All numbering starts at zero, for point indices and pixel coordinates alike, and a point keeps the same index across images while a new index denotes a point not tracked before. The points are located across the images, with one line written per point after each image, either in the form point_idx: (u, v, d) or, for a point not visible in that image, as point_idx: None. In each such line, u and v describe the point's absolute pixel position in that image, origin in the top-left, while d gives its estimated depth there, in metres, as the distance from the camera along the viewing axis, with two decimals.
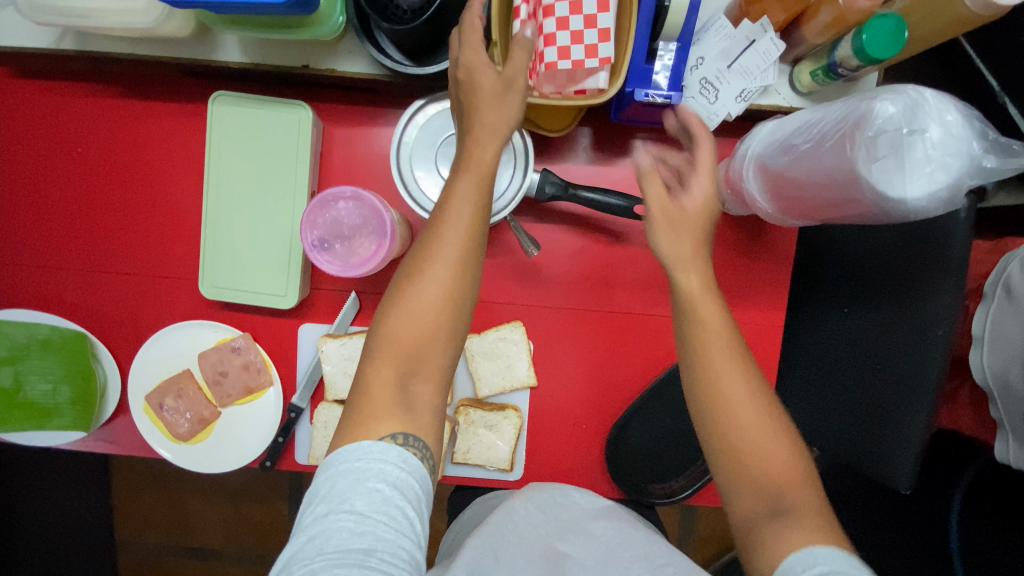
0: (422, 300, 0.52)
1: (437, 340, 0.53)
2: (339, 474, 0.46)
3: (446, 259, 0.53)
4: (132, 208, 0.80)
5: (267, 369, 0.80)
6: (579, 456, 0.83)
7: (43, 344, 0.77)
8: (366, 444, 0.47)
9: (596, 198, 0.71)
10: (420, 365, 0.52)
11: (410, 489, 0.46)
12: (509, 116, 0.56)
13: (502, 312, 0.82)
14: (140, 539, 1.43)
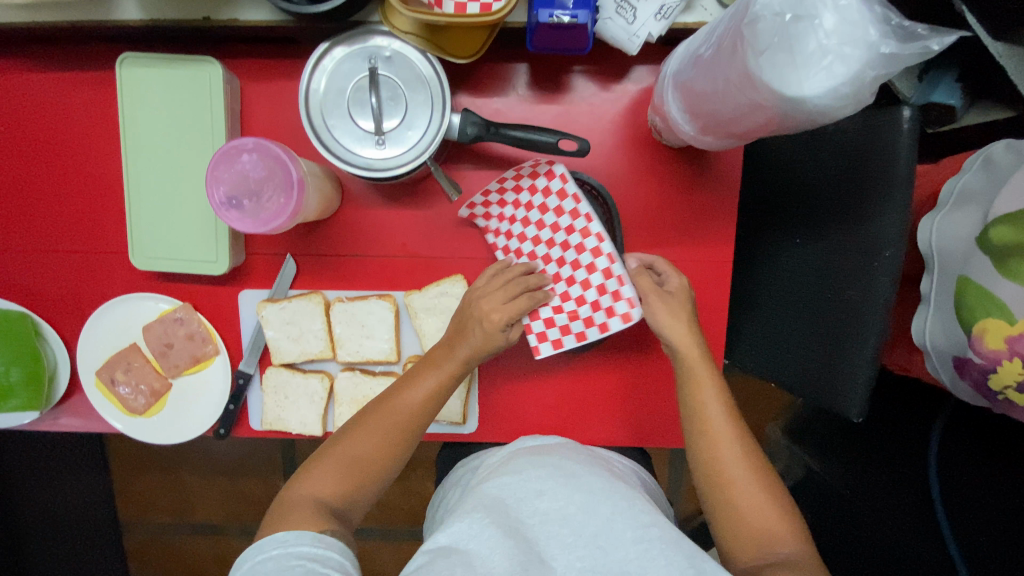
0: (365, 442, 0.62)
1: (362, 483, 0.60)
2: (259, 562, 0.48)
3: (387, 428, 0.63)
4: (63, 184, 0.79)
5: (211, 338, 0.80)
6: (532, 406, 0.83)
7: None
8: (282, 535, 0.50)
9: (521, 134, 0.66)
10: (344, 506, 0.58)
11: (331, 559, 0.49)
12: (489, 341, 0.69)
13: (443, 265, 0.79)
14: (144, 520, 1.40)
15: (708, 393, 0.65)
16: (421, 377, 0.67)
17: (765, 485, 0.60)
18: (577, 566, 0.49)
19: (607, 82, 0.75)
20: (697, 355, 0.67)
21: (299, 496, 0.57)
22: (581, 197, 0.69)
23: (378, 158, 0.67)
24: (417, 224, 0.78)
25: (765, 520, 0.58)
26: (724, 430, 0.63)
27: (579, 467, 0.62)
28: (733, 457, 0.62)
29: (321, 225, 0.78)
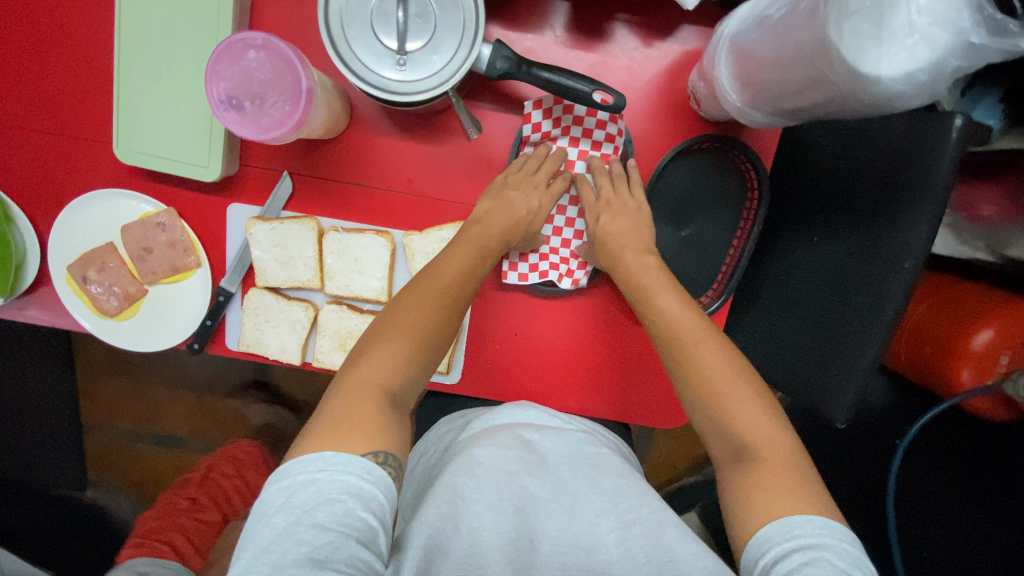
0: (406, 315, 0.60)
1: (425, 342, 0.59)
2: (298, 485, 0.46)
3: (433, 304, 0.61)
4: (49, 57, 0.72)
5: (194, 250, 0.76)
6: (517, 369, 0.80)
7: None
8: (327, 456, 0.47)
9: (552, 77, 0.61)
10: (395, 389, 0.55)
11: (373, 500, 0.46)
12: (518, 216, 0.70)
13: (447, 208, 0.75)
14: (108, 424, 1.35)
15: (668, 302, 0.64)
16: (458, 248, 0.66)
17: (741, 378, 0.57)
18: (559, 557, 0.53)
19: (653, 37, 0.70)
20: (641, 268, 0.67)
21: (361, 379, 0.54)
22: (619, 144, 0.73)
23: (396, 80, 0.62)
24: (428, 161, 0.74)
25: (745, 415, 0.55)
26: (691, 341, 0.60)
27: (564, 444, 0.65)
28: (713, 366, 0.58)
29: (326, 146, 0.74)
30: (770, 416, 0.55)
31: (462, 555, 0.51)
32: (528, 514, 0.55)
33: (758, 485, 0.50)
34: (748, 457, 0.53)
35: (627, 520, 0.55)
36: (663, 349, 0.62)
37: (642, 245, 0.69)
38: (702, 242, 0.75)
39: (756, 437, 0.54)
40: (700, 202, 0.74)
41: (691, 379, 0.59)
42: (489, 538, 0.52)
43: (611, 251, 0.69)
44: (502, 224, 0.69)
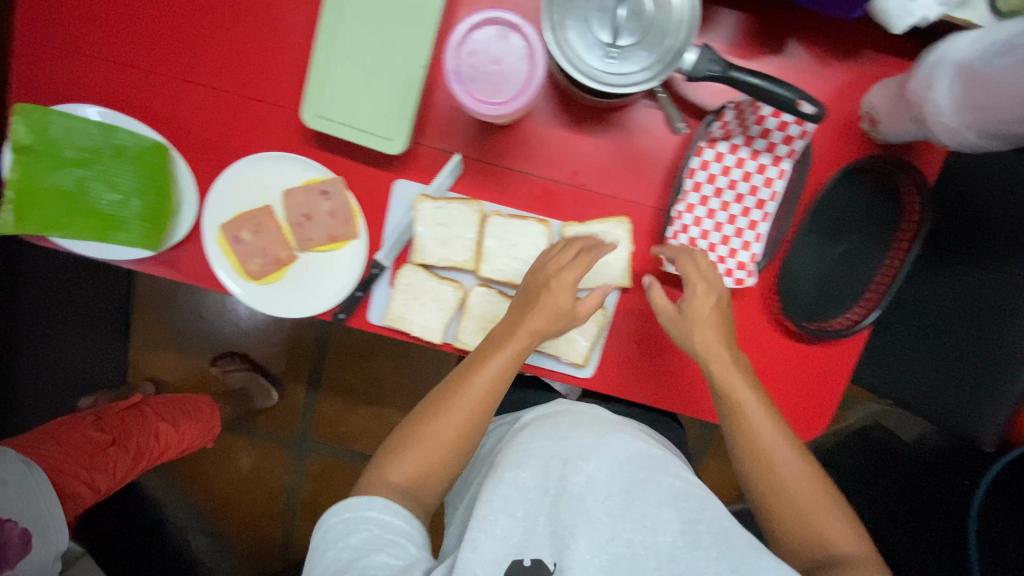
0: (479, 386, 0.66)
1: (478, 406, 0.66)
2: (330, 524, 0.60)
3: (478, 385, 0.66)
4: (244, 22, 0.75)
5: (355, 220, 0.77)
6: (651, 371, 0.81)
7: (125, 151, 0.74)
8: (363, 501, 0.61)
9: (757, 83, 0.63)
10: (457, 442, 0.66)
11: (399, 528, 0.60)
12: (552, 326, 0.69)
13: (607, 203, 0.77)
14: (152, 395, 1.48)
15: (747, 396, 0.67)
16: (523, 322, 0.68)
17: (802, 465, 0.65)
18: (622, 535, 0.60)
19: (833, 58, 0.71)
20: (716, 326, 0.69)
21: (434, 436, 0.65)
22: (795, 153, 0.72)
23: (604, 72, 0.64)
24: (596, 156, 0.76)
25: (828, 524, 0.62)
26: (772, 448, 0.65)
27: (618, 443, 0.68)
28: (788, 470, 0.65)
29: (496, 133, 0.76)
30: (837, 509, 0.63)
31: (511, 540, 0.60)
32: (570, 506, 0.61)
33: (806, 527, 0.63)
34: (829, 561, 0.60)
35: (694, 517, 0.60)
36: (729, 424, 0.68)
37: (724, 330, 0.70)
38: (855, 259, 0.77)
39: (848, 548, 0.61)
40: (855, 219, 0.77)
41: (767, 483, 0.65)
42: (532, 529, 0.62)
43: (693, 338, 0.69)
44: (546, 319, 0.68)
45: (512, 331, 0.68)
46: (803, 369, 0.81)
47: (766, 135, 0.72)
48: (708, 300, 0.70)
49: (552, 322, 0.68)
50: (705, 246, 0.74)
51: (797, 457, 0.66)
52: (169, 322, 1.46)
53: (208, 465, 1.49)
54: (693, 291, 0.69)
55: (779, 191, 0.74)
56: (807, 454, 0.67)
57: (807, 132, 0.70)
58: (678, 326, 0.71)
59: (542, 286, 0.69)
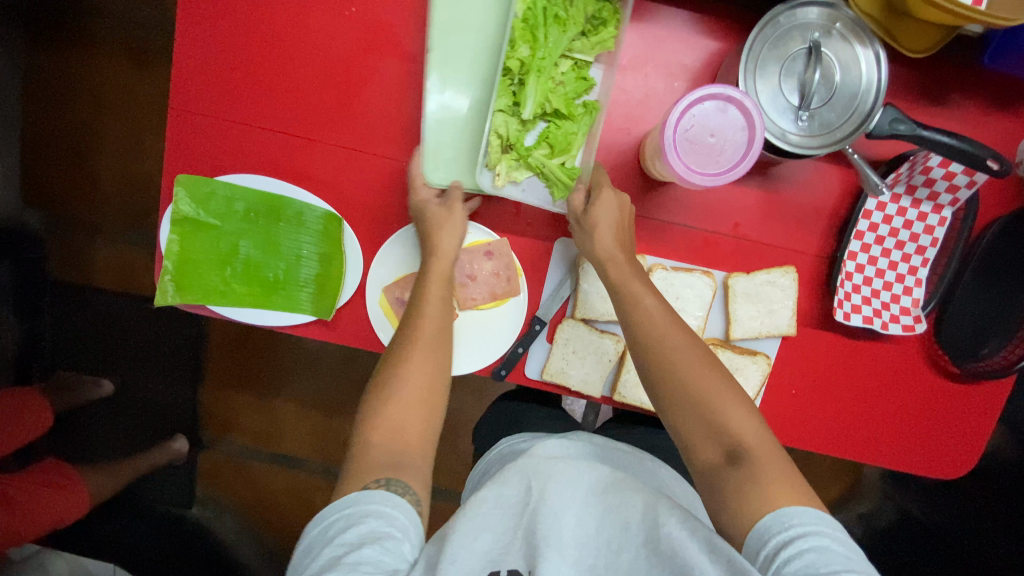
0: (415, 360, 0.68)
1: (433, 351, 0.69)
2: (331, 520, 0.56)
3: (422, 344, 0.69)
4: (406, 88, 0.76)
5: (517, 277, 0.78)
6: (808, 414, 0.82)
7: (297, 218, 0.77)
8: (351, 496, 0.57)
9: (944, 141, 0.64)
10: (409, 433, 0.64)
11: (399, 522, 0.55)
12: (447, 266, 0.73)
13: (768, 252, 0.78)
14: (228, 440, 1.44)
15: (649, 299, 0.69)
16: (431, 283, 0.72)
17: (723, 384, 0.64)
18: (587, 563, 0.54)
19: (993, 109, 0.73)
20: (630, 275, 0.70)
21: (381, 427, 0.64)
22: (959, 203, 0.74)
23: (795, 133, 0.65)
24: (758, 207, 0.77)
25: (742, 427, 0.62)
26: (682, 368, 0.65)
27: (585, 470, 0.63)
28: (693, 376, 0.65)
29: (659, 189, 0.76)
30: (759, 424, 0.63)
31: (489, 551, 0.53)
32: (549, 516, 0.55)
33: (759, 488, 0.58)
34: (742, 459, 0.60)
35: (658, 522, 0.54)
36: (653, 368, 0.67)
37: (627, 240, 0.72)
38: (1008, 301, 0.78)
39: (751, 444, 0.61)
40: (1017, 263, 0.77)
41: (677, 404, 0.64)
42: (510, 543, 0.54)
43: (602, 249, 0.70)
44: (436, 296, 0.72)
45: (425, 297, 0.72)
46: (957, 407, 0.82)
47: (929, 185, 0.74)
48: (612, 220, 0.71)
49: (445, 286, 0.73)
50: (869, 293, 0.76)
51: (709, 373, 0.65)
52: (247, 363, 1.42)
53: (283, 508, 1.45)
54: (604, 236, 0.70)
55: (939, 238, 0.76)
56: (719, 368, 0.66)
57: (976, 182, 0.71)
58: (579, 232, 0.72)
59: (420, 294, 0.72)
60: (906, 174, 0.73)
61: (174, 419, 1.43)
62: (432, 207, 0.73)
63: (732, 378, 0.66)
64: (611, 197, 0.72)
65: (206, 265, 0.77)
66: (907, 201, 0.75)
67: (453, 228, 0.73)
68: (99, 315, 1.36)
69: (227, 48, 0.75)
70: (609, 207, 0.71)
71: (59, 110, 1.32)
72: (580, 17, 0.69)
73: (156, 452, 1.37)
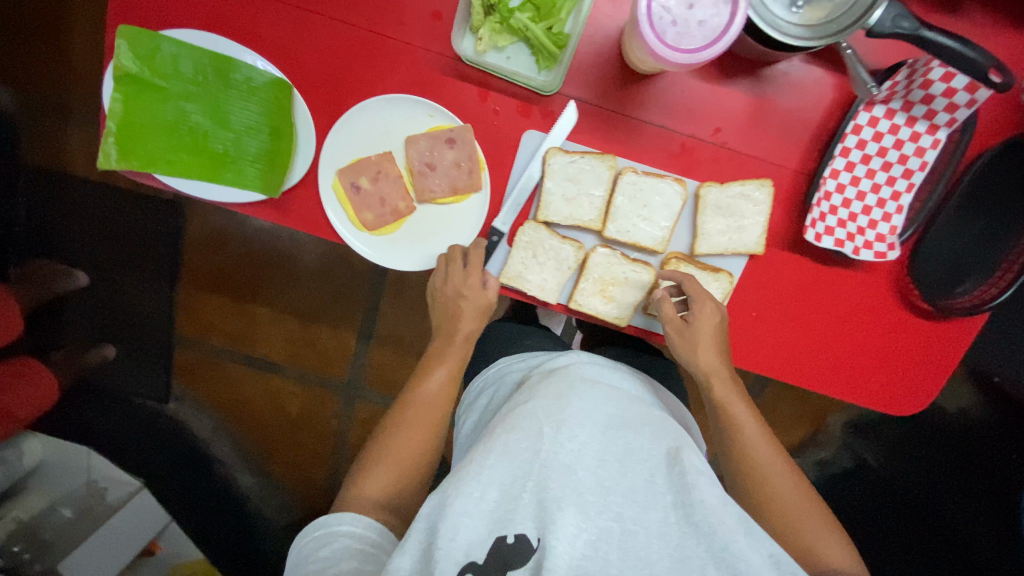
0: (409, 435, 0.68)
1: (421, 442, 0.69)
2: (305, 540, 0.58)
3: (424, 423, 0.70)
4: None
5: (479, 172, 0.73)
6: (768, 338, 0.80)
7: (247, 85, 0.71)
8: (328, 518, 0.60)
9: (947, 46, 0.58)
10: (404, 472, 0.66)
11: (370, 538, 0.58)
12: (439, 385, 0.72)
13: (747, 164, 0.73)
14: (203, 341, 1.43)
15: (722, 368, 0.69)
16: (442, 365, 0.74)
17: (774, 448, 0.64)
18: (612, 509, 0.54)
19: (1009, 21, 0.67)
20: (711, 326, 0.70)
21: (361, 492, 0.63)
22: (957, 123, 0.68)
23: (786, 21, 0.59)
24: (742, 113, 0.71)
25: (800, 500, 0.60)
26: (752, 432, 0.65)
27: (599, 403, 0.63)
28: (752, 431, 0.66)
29: (637, 84, 0.71)
30: (818, 504, 0.61)
31: (494, 513, 0.54)
32: (558, 474, 0.55)
33: (812, 548, 0.57)
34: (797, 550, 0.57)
35: (685, 482, 0.55)
36: (720, 415, 0.67)
37: (722, 347, 0.71)
38: (989, 235, 0.74)
39: (819, 548, 0.57)
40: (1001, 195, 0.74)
41: (742, 446, 0.64)
42: (517, 501, 0.54)
43: (675, 329, 0.71)
44: (433, 383, 0.72)
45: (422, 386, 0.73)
46: (920, 342, 0.81)
47: (928, 102, 0.67)
48: (710, 331, 0.70)
49: (450, 394, 0.73)
50: (845, 215, 0.72)
51: (767, 437, 0.65)
52: (220, 264, 1.40)
53: (259, 411, 1.47)
54: (665, 313, 0.72)
55: (930, 162, 0.71)
56: (775, 438, 0.66)
57: (976, 101, 0.64)
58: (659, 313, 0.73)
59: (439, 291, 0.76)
60: (904, 86, 0.67)
61: (142, 314, 1.41)
62: (462, 285, 0.74)
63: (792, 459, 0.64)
64: (710, 306, 0.70)
65: (152, 132, 0.72)
66: (900, 119, 0.69)
67: (445, 354, 0.75)
68: (64, 198, 1.32)
69: None
70: (705, 325, 0.70)
71: None
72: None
73: (85, 355, 1.37)
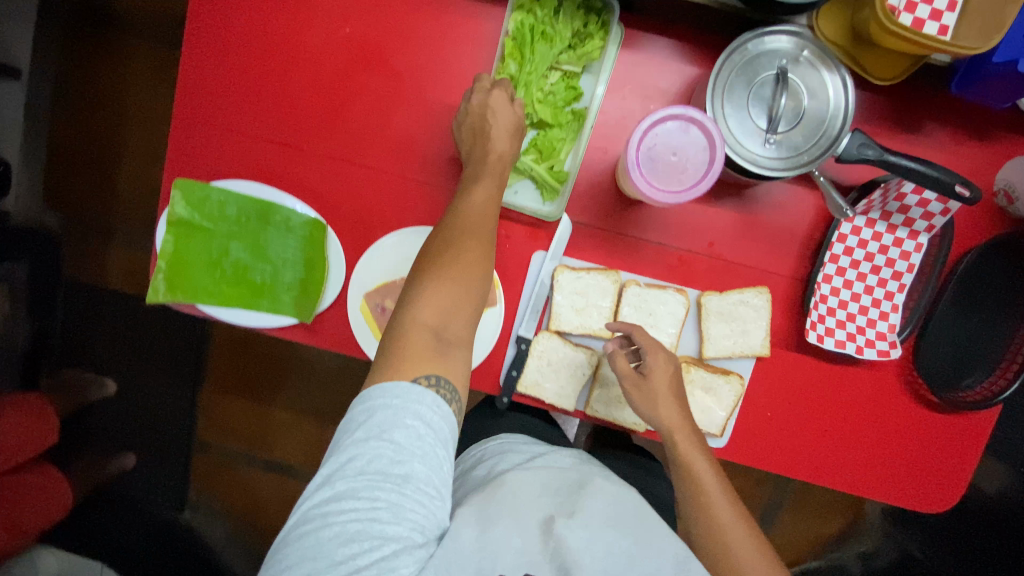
0: (461, 269, 0.63)
1: (469, 275, 0.63)
2: (376, 407, 0.53)
3: (460, 275, 0.62)
4: (393, 105, 0.79)
5: (494, 289, 0.79)
6: (785, 437, 0.81)
7: (285, 224, 0.80)
8: (403, 384, 0.54)
9: (912, 166, 0.64)
10: (450, 321, 0.61)
11: (432, 459, 0.52)
12: (490, 216, 0.67)
13: (743, 273, 0.78)
14: (222, 445, 1.45)
15: (684, 436, 0.70)
16: (440, 285, 0.61)
17: (735, 508, 0.67)
18: None
19: (969, 139, 0.74)
20: (668, 399, 0.72)
21: (416, 320, 0.60)
22: (935, 229, 0.74)
23: (762, 155, 0.67)
24: (733, 228, 0.78)
25: (752, 552, 0.64)
26: (710, 484, 0.67)
27: (607, 496, 0.57)
28: (710, 481, 0.68)
29: (634, 207, 0.78)
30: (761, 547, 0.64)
31: (519, 560, 0.51)
32: (577, 546, 0.51)
33: None
34: None
35: None
36: (685, 482, 0.69)
37: (681, 392, 0.73)
38: (986, 329, 0.77)
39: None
40: (993, 289, 0.77)
41: (708, 506, 0.66)
42: (534, 560, 0.51)
43: (655, 389, 0.72)
44: (479, 210, 0.67)
45: (447, 260, 0.63)
46: (939, 436, 0.81)
47: (904, 212, 0.74)
48: (670, 381, 0.73)
49: (481, 272, 0.64)
50: (844, 317, 0.76)
51: (727, 497, 0.67)
52: (241, 367, 1.43)
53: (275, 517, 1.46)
54: (620, 365, 0.74)
55: (916, 264, 0.76)
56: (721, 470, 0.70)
57: (949, 210, 0.71)
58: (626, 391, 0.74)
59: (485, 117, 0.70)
60: (881, 199, 0.73)
61: (162, 426, 1.42)
62: (497, 126, 0.70)
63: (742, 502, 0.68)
64: (662, 355, 0.74)
65: (198, 266, 0.80)
66: (881, 227, 0.75)
67: (482, 206, 0.67)
68: (98, 308, 1.38)
69: (226, 62, 0.79)
70: (662, 371, 0.73)
71: (77, 112, 1.36)
72: (566, 31, 0.71)
73: (105, 463, 1.37)
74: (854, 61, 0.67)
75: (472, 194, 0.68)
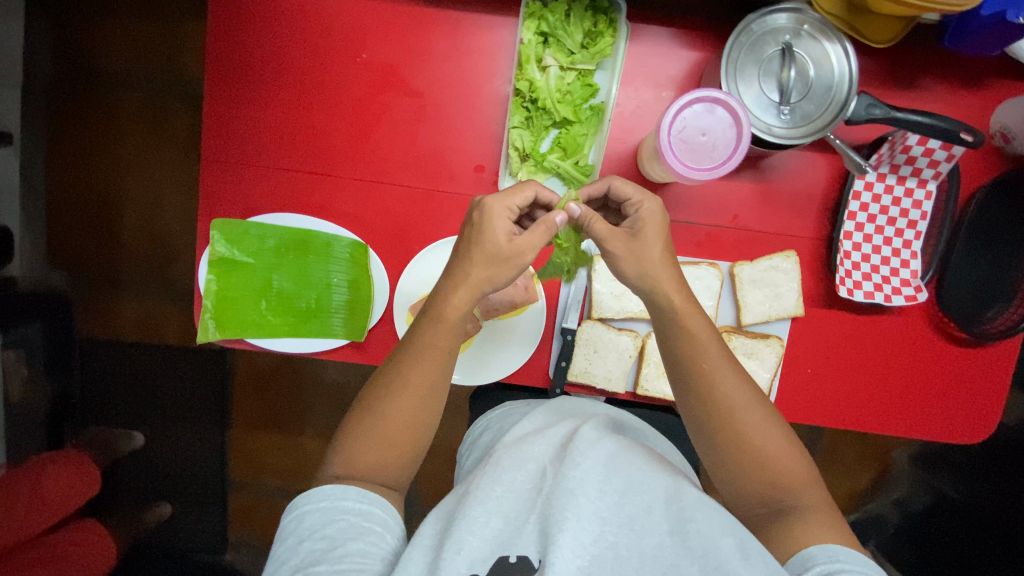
0: (409, 398, 0.59)
1: (402, 444, 0.59)
2: (305, 512, 0.54)
3: (398, 433, 0.59)
4: (417, 122, 0.82)
5: (534, 286, 0.82)
6: (827, 391, 0.85)
7: (326, 249, 0.82)
8: (329, 487, 0.56)
9: (919, 119, 0.68)
10: (386, 467, 0.58)
11: (375, 517, 0.54)
12: (428, 379, 0.59)
13: (768, 241, 0.82)
14: (257, 481, 1.38)
15: (677, 297, 0.60)
16: (421, 358, 0.59)
17: (745, 396, 0.60)
18: (608, 537, 0.49)
19: (961, 88, 0.79)
20: (653, 243, 0.61)
21: (353, 457, 0.58)
22: (942, 175, 0.78)
23: (778, 126, 0.71)
24: (753, 199, 0.82)
25: (770, 450, 0.59)
26: (714, 368, 0.60)
27: (597, 442, 0.57)
28: (725, 381, 0.60)
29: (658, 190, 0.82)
30: (786, 448, 0.59)
31: (500, 535, 0.51)
32: (562, 502, 0.51)
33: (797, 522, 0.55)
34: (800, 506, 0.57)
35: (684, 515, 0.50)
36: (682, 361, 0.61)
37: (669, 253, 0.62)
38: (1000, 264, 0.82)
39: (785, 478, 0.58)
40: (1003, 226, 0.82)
41: (715, 397, 0.59)
42: (522, 525, 0.51)
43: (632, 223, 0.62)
44: (432, 368, 0.59)
45: (394, 398, 0.59)
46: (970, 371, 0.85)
47: (911, 163, 0.78)
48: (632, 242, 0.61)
49: (428, 399, 0.60)
50: (868, 269, 0.80)
51: (736, 377, 0.61)
52: (265, 402, 1.37)
53: None
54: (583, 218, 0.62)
55: (928, 211, 0.80)
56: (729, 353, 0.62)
57: (954, 156, 0.76)
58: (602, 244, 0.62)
59: (484, 231, 0.58)
60: (889, 154, 0.78)
61: (193, 473, 1.38)
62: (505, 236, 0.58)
63: (757, 393, 0.61)
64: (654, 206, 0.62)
65: (244, 299, 0.82)
66: (892, 180, 0.80)
67: (426, 363, 0.59)
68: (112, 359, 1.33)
69: (249, 99, 0.82)
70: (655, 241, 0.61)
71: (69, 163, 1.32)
72: (578, 33, 0.76)
73: (143, 514, 1.33)
74: (853, 29, 0.72)
75: (439, 318, 0.59)
